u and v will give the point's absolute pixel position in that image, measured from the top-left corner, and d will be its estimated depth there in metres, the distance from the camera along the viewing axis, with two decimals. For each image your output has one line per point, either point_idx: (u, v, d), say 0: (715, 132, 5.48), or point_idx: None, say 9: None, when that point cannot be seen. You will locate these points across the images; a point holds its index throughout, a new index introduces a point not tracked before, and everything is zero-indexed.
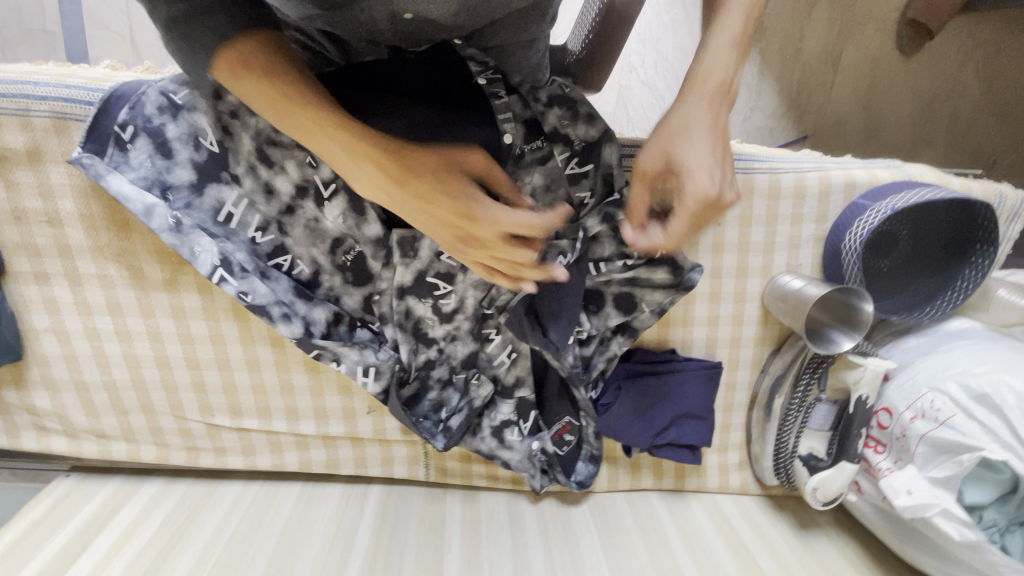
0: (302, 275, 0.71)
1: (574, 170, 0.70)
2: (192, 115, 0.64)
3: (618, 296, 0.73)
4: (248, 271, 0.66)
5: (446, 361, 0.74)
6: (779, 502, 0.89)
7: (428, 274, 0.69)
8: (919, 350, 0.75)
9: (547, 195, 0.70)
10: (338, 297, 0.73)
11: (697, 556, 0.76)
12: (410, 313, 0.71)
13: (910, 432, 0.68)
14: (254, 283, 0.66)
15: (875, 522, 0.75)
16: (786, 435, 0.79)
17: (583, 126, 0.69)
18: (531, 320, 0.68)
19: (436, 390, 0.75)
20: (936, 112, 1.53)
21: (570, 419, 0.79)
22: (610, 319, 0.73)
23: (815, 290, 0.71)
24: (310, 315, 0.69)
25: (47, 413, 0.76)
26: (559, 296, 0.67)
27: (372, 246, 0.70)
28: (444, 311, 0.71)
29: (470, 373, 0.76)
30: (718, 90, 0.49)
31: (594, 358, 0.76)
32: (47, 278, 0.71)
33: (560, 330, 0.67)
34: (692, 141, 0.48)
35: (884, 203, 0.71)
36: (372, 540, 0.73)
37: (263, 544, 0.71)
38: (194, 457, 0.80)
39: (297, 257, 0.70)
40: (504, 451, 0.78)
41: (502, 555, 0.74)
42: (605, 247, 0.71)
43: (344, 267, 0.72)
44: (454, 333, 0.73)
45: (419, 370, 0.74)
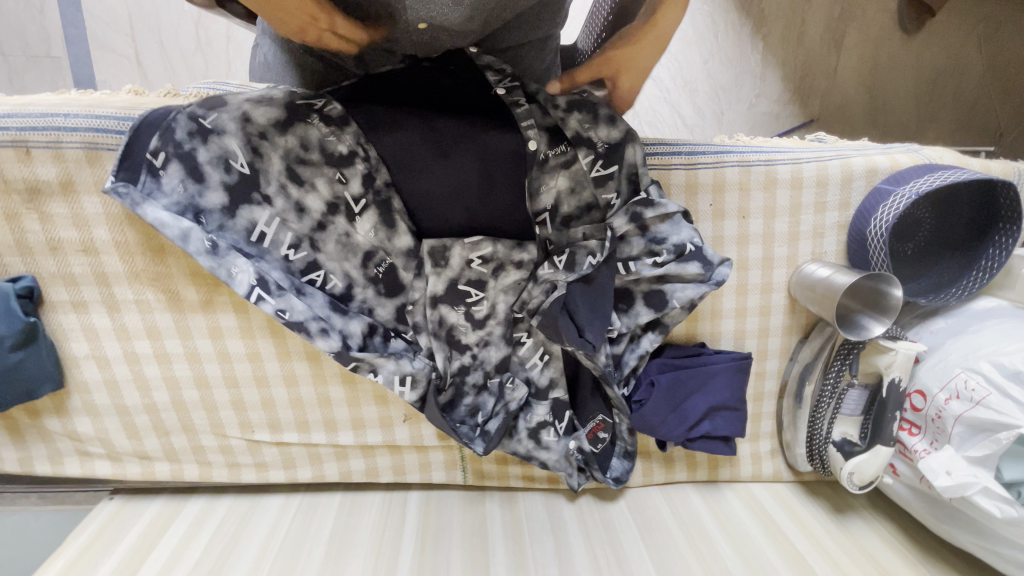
0: (335, 289, 0.71)
1: (598, 173, 0.70)
2: (222, 139, 0.65)
3: (648, 295, 0.74)
4: (285, 289, 0.67)
5: (480, 366, 0.75)
6: (813, 488, 0.90)
7: (460, 282, 0.71)
8: (949, 331, 0.75)
9: (575, 198, 0.71)
10: (371, 309, 0.73)
11: (737, 544, 0.77)
12: (444, 321, 0.72)
13: (945, 413, 0.69)
14: (291, 301, 0.66)
15: (913, 503, 0.76)
16: (820, 422, 0.79)
17: (605, 128, 0.69)
18: (567, 320, 0.66)
19: (471, 395, 0.76)
20: (942, 89, 1.51)
21: (604, 417, 0.81)
22: (640, 317, 0.73)
23: (845, 279, 0.71)
24: (347, 328, 0.69)
25: (90, 438, 0.77)
26: (592, 295, 0.68)
27: (404, 258, 0.72)
28: (477, 317, 0.73)
29: (504, 377, 0.76)
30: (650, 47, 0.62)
31: (625, 356, 0.77)
32: (85, 306, 0.72)
33: (595, 329, 0.67)
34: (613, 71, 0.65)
35: (908, 187, 0.72)
36: (417, 546, 0.74)
37: (311, 554, 0.72)
38: (236, 473, 0.81)
39: (329, 272, 0.70)
40: (542, 452, 0.79)
41: (545, 554, 0.75)
42: (632, 247, 0.72)
43: (376, 279, 0.72)
44: (487, 338, 0.74)
45: (455, 377, 0.74)
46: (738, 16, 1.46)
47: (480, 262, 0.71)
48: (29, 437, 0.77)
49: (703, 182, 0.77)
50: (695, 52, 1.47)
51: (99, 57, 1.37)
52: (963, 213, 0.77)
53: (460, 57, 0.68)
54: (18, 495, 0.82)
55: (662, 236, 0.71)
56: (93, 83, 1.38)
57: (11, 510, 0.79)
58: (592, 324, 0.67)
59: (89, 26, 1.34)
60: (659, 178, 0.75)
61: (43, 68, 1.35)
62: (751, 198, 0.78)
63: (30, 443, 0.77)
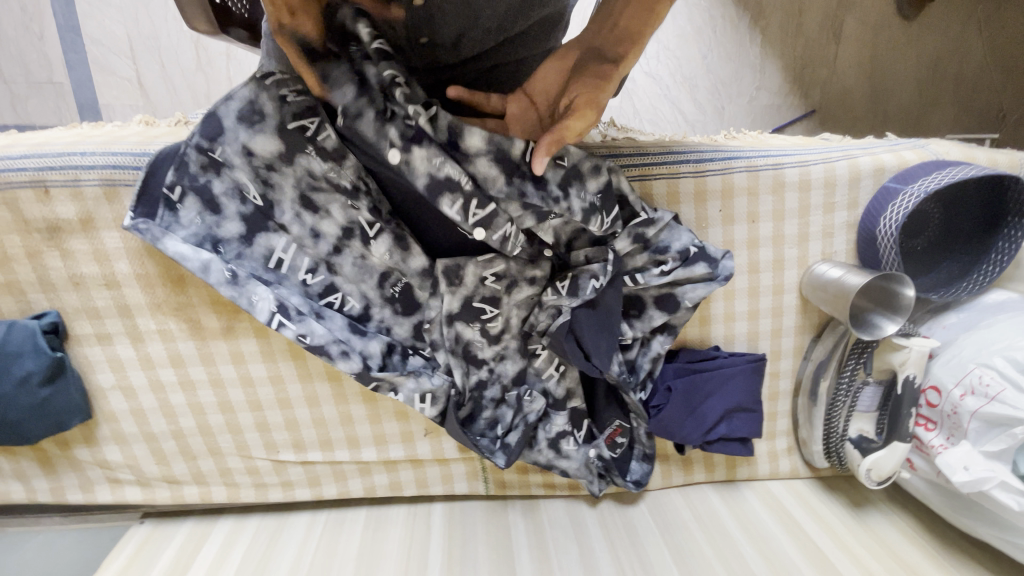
0: (353, 311, 0.72)
1: (607, 224, 0.67)
2: (234, 169, 0.65)
3: (659, 298, 0.74)
4: (304, 313, 0.68)
5: (497, 380, 0.76)
6: (830, 483, 0.91)
7: (475, 300, 0.71)
8: (961, 326, 0.76)
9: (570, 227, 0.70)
10: (389, 328, 0.74)
11: (758, 542, 0.79)
12: (460, 338, 0.72)
13: (961, 409, 0.70)
14: (311, 325, 0.68)
15: (931, 497, 0.77)
16: (835, 420, 0.81)
17: (593, 180, 0.65)
18: (573, 345, 0.69)
19: (490, 408, 0.76)
20: (942, 73, 1.50)
21: (621, 422, 0.81)
22: (653, 321, 0.74)
23: (857, 280, 0.72)
24: (367, 348, 0.70)
25: (119, 465, 0.79)
26: (599, 316, 0.69)
27: (420, 278, 0.72)
28: (493, 333, 0.73)
29: (521, 390, 0.77)
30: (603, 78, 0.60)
31: (638, 360, 0.77)
32: (109, 338, 0.73)
33: (601, 354, 0.69)
34: None
35: (917, 185, 0.73)
36: (445, 557, 0.76)
37: (341, 570, 0.73)
38: (263, 493, 0.83)
39: (347, 294, 0.71)
40: (562, 461, 0.79)
41: (571, 560, 0.76)
42: (637, 259, 0.72)
43: (392, 298, 0.73)
44: (502, 352, 0.75)
45: (473, 392, 0.75)
46: (735, 9, 1.45)
47: (493, 279, 0.71)
48: (59, 467, 0.79)
49: (713, 189, 0.77)
50: (694, 48, 1.47)
51: (100, 80, 1.37)
52: (972, 206, 0.77)
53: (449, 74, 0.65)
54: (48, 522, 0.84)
55: (664, 245, 0.72)
56: (97, 107, 1.39)
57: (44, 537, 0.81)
58: (598, 347, 0.69)
59: (89, 50, 1.35)
60: (668, 186, 0.76)
61: (47, 95, 1.36)
62: (759, 202, 0.79)
63: (61, 472, 0.79)
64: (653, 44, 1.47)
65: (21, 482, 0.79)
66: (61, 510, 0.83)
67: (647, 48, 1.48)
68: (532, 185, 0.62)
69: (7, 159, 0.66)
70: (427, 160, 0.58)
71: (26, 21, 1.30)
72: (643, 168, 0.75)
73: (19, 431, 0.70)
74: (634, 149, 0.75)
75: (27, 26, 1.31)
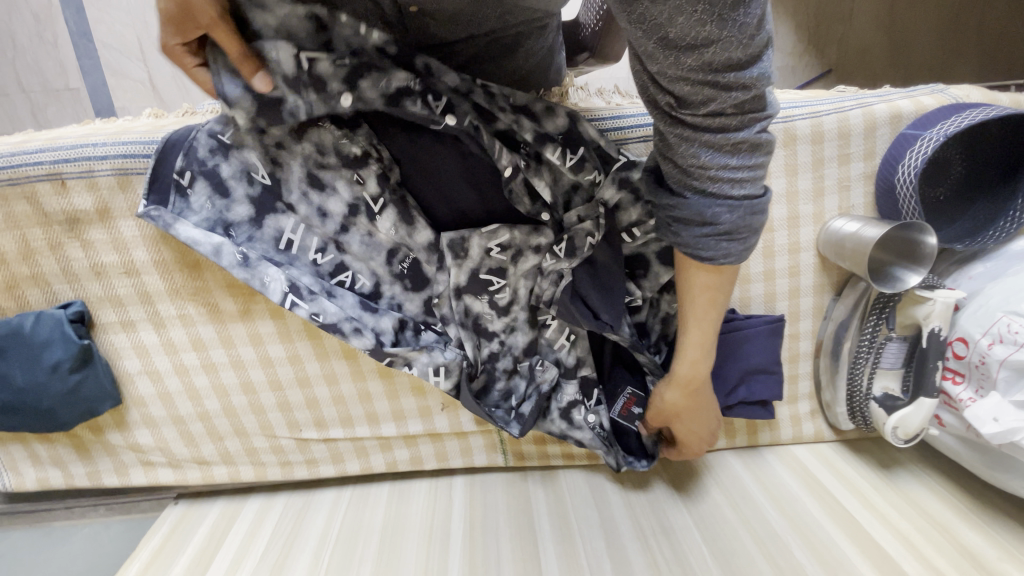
0: (364, 288, 0.73)
1: (571, 160, 0.68)
2: (242, 152, 0.67)
3: (661, 253, 0.72)
4: (316, 292, 0.69)
5: (509, 351, 0.75)
6: (857, 445, 0.89)
7: (482, 272, 0.71)
8: (988, 275, 0.73)
9: (559, 187, 0.70)
10: (400, 304, 0.74)
11: (782, 505, 0.78)
12: (469, 311, 0.72)
13: (989, 358, 0.67)
14: (323, 303, 0.69)
15: (963, 454, 0.75)
16: (859, 378, 0.78)
17: (550, 121, 0.68)
18: (580, 305, 0.69)
19: (504, 379, 0.76)
20: (964, 23, 1.39)
21: (633, 390, 0.80)
22: (660, 278, 0.73)
23: (875, 231, 0.70)
24: (379, 325, 0.71)
25: (150, 448, 0.82)
26: (599, 275, 0.70)
27: (426, 251, 0.73)
28: (501, 305, 0.73)
29: (533, 360, 0.76)
30: (687, 384, 0.65)
31: (649, 322, 0.77)
32: (133, 325, 0.76)
33: (611, 310, 0.69)
34: (682, 424, 0.70)
35: (935, 129, 0.70)
36: (467, 530, 0.76)
37: (366, 542, 0.75)
38: (289, 471, 0.85)
39: (357, 272, 0.72)
40: (575, 432, 0.77)
41: (592, 529, 0.76)
42: (631, 212, 0.69)
43: (402, 275, 0.73)
44: (513, 324, 0.74)
45: (485, 364, 0.74)
46: None
47: (499, 250, 0.71)
48: (95, 452, 0.82)
49: None
50: None
51: (114, 83, 1.40)
52: (996, 149, 0.73)
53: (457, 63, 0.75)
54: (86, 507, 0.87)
55: None
56: (113, 110, 1.42)
57: (86, 526, 0.85)
58: (607, 305, 0.69)
59: (102, 54, 1.38)
60: None
61: (65, 102, 1.40)
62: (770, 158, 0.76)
63: (97, 457, 0.82)
64: None
65: (59, 467, 0.83)
66: (101, 500, 0.86)
67: None
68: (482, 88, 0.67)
69: (25, 154, 0.68)
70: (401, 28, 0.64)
71: (41, 30, 1.35)
72: (646, 131, 0.75)
73: (55, 417, 0.74)
74: (614, 132, 0.76)
75: (41, 35, 1.35)
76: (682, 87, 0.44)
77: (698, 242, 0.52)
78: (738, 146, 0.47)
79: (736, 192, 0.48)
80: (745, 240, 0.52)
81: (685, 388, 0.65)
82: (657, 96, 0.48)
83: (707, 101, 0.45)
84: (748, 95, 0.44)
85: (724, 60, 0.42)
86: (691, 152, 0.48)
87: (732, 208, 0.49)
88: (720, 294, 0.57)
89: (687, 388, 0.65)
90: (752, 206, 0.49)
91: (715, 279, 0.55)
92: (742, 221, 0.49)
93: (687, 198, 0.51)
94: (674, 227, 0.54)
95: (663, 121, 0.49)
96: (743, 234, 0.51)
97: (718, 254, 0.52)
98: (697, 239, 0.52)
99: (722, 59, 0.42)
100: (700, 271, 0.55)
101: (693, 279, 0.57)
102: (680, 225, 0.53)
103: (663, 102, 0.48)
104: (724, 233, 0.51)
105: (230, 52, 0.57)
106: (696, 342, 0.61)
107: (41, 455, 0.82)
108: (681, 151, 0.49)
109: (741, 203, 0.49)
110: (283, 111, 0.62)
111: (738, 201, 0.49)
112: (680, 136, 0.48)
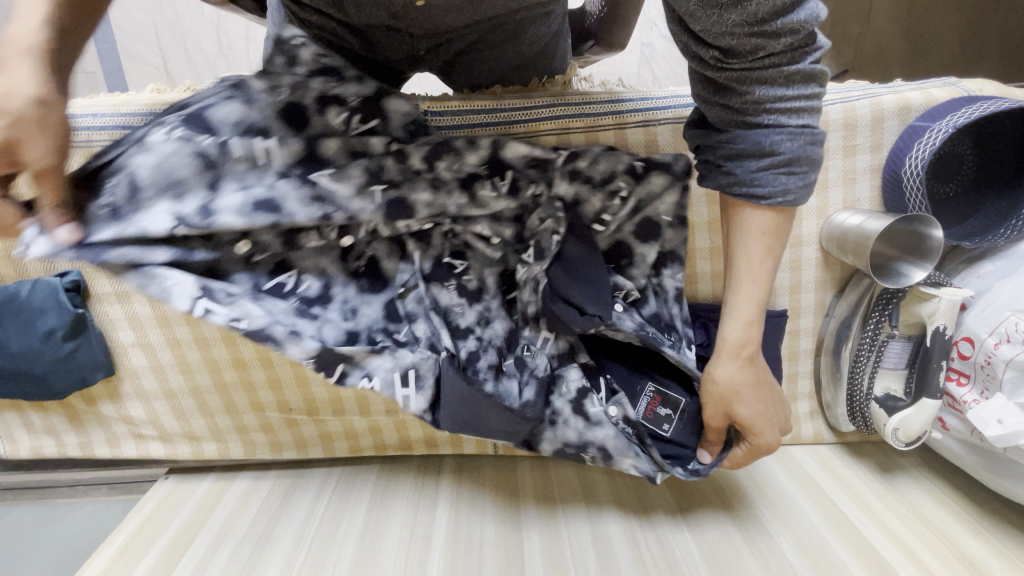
0: (309, 291, 0.62)
1: (503, 188, 0.67)
2: (144, 209, 0.54)
3: (640, 227, 0.70)
4: (235, 296, 0.57)
5: (489, 345, 0.66)
6: (858, 449, 0.86)
7: (445, 258, 0.67)
8: (998, 274, 0.70)
9: (501, 224, 0.68)
10: (355, 309, 0.63)
11: (776, 506, 0.75)
12: (438, 304, 0.65)
13: (995, 359, 0.65)
14: (245, 308, 0.56)
15: (966, 459, 0.72)
16: (860, 379, 0.75)
17: (473, 154, 0.66)
18: (563, 304, 0.65)
19: (489, 380, 0.64)
20: (984, 27, 1.35)
21: (655, 387, 0.72)
22: (647, 254, 0.70)
23: (878, 225, 0.68)
24: (321, 332, 0.58)
25: (142, 421, 0.83)
26: (572, 269, 0.67)
27: (387, 244, 0.67)
28: (471, 290, 0.67)
29: (517, 352, 0.67)
30: (742, 347, 0.60)
31: (661, 310, 0.70)
32: (127, 296, 0.76)
33: (596, 301, 0.64)
34: (744, 407, 0.61)
35: (945, 121, 0.67)
36: (452, 516, 0.76)
37: (350, 524, 0.75)
38: (278, 450, 0.85)
39: (302, 273, 0.63)
40: (597, 430, 0.68)
41: (579, 521, 0.75)
42: (593, 202, 0.69)
43: (358, 273, 0.65)
44: (487, 314, 0.67)
45: (470, 367, 0.63)
46: None
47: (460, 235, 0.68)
48: (87, 422, 0.83)
49: None
50: None
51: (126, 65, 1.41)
52: (1010, 145, 0.71)
53: (458, 47, 0.76)
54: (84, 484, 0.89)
55: (607, 173, 0.69)
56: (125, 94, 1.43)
57: (84, 505, 0.87)
58: (590, 297, 0.65)
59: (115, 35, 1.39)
60: (675, 131, 0.74)
61: None
62: None
63: (89, 427, 0.83)
64: None
65: (52, 437, 0.84)
66: (104, 480, 0.87)
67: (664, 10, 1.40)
68: (394, 160, 0.64)
69: None
70: (323, 85, 0.62)
71: None
72: (644, 115, 0.73)
73: (49, 384, 0.75)
74: (613, 116, 0.73)
75: None
76: (729, 40, 0.48)
77: (753, 176, 0.53)
78: (792, 77, 0.50)
79: (797, 121, 0.51)
80: (807, 173, 0.53)
81: (741, 352, 0.60)
82: (701, 52, 0.51)
83: (757, 48, 0.48)
84: (799, 38, 0.48)
85: (770, 8, 0.46)
86: (747, 91, 0.51)
87: (791, 136, 0.51)
88: (775, 242, 0.57)
89: (744, 352, 0.60)
90: (810, 134, 0.51)
91: (772, 217, 0.55)
92: (801, 150, 0.52)
93: (745, 133, 0.53)
94: (726, 167, 0.55)
95: (709, 72, 0.52)
96: (801, 166, 0.52)
97: (777, 188, 0.52)
98: (752, 174, 0.53)
99: (767, 7, 0.46)
100: (755, 212, 0.55)
101: (747, 226, 0.56)
102: (734, 162, 0.54)
103: (707, 57, 0.51)
104: (783, 163, 0.52)
105: (53, 196, 0.50)
106: (749, 297, 0.59)
107: (35, 423, 0.83)
108: (736, 88, 0.51)
109: (800, 131, 0.51)
110: (110, 254, 0.52)
111: (796, 130, 0.51)
112: (733, 79, 0.51)
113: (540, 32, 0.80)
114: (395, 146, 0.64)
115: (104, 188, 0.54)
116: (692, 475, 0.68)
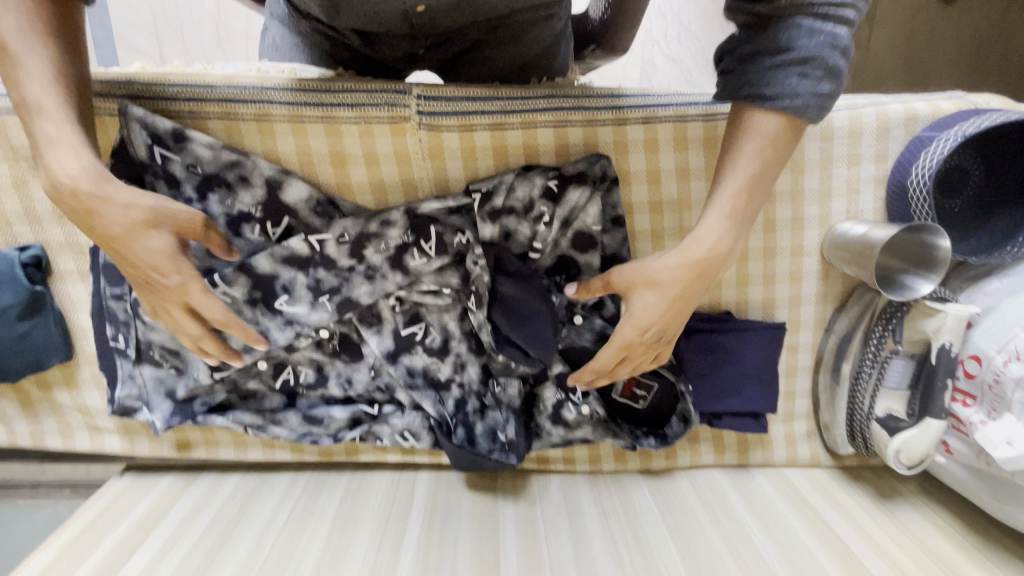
0: (308, 378, 0.73)
1: (431, 250, 0.66)
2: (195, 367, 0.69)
3: (578, 235, 0.68)
4: (263, 422, 0.73)
5: (469, 391, 0.71)
6: (856, 474, 0.82)
7: (402, 328, 0.70)
8: (1005, 291, 0.67)
9: (444, 274, 0.68)
10: (349, 378, 0.73)
11: (770, 530, 0.71)
12: (413, 370, 0.70)
13: (1004, 377, 0.62)
14: (276, 429, 0.73)
15: (971, 486, 0.68)
16: (860, 398, 0.73)
17: (393, 230, 0.66)
18: (510, 350, 0.65)
19: (478, 420, 0.72)
20: (983, 62, 1.33)
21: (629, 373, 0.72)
22: (592, 260, 0.69)
23: (882, 233, 0.65)
24: (332, 414, 0.73)
25: (98, 412, 0.77)
26: (513, 309, 0.66)
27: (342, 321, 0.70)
28: (435, 347, 0.70)
29: (491, 386, 0.72)
30: (701, 260, 0.53)
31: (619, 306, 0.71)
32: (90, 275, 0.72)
33: (540, 347, 0.64)
34: (646, 297, 0.55)
35: (953, 130, 0.66)
36: (424, 529, 0.70)
37: (314, 534, 0.69)
38: (243, 450, 0.79)
39: (296, 366, 0.72)
40: (577, 432, 0.74)
41: (561, 540, 0.69)
42: (523, 229, 0.67)
43: (334, 351, 0.71)
44: (459, 361, 0.71)
45: (457, 416, 0.71)
46: None
47: (400, 300, 0.69)
48: (41, 410, 0.77)
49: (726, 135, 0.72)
50: (719, 30, 1.36)
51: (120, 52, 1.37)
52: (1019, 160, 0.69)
53: (454, 52, 0.76)
54: (47, 486, 0.85)
55: (526, 201, 0.66)
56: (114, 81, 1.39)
57: (44, 508, 0.83)
58: (538, 337, 0.65)
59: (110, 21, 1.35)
60: (676, 131, 0.72)
61: None
62: None
63: (42, 416, 0.78)
64: (675, 26, 1.38)
65: (3, 425, 0.78)
66: (64, 482, 0.85)
67: (668, 29, 1.38)
68: (324, 267, 0.66)
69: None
70: (220, 203, 0.66)
71: None
72: (645, 112, 0.71)
73: None
74: (612, 111, 0.70)
75: None
76: None
77: (764, 75, 0.48)
78: None
79: (825, 27, 0.47)
80: (821, 83, 0.48)
81: (693, 257, 0.53)
82: None
83: None
84: None
85: None
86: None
87: (811, 34, 0.46)
88: (775, 161, 0.51)
89: (693, 263, 0.53)
90: (833, 38, 0.47)
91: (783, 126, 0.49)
92: (820, 54, 0.47)
93: (762, 32, 0.48)
94: (737, 68, 0.50)
95: None
96: (817, 71, 0.47)
97: (786, 92, 0.48)
98: (766, 72, 0.48)
99: None
100: (759, 117, 0.50)
101: (756, 124, 0.50)
102: (749, 63, 0.49)
103: None
104: (797, 65, 0.47)
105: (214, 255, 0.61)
106: (729, 201, 0.52)
107: None
108: None
109: (822, 34, 0.47)
110: (195, 403, 0.72)
111: (818, 33, 0.47)
112: None
113: (543, 36, 0.79)
114: (319, 247, 0.66)
115: (148, 359, 0.68)
116: (664, 442, 0.74)
